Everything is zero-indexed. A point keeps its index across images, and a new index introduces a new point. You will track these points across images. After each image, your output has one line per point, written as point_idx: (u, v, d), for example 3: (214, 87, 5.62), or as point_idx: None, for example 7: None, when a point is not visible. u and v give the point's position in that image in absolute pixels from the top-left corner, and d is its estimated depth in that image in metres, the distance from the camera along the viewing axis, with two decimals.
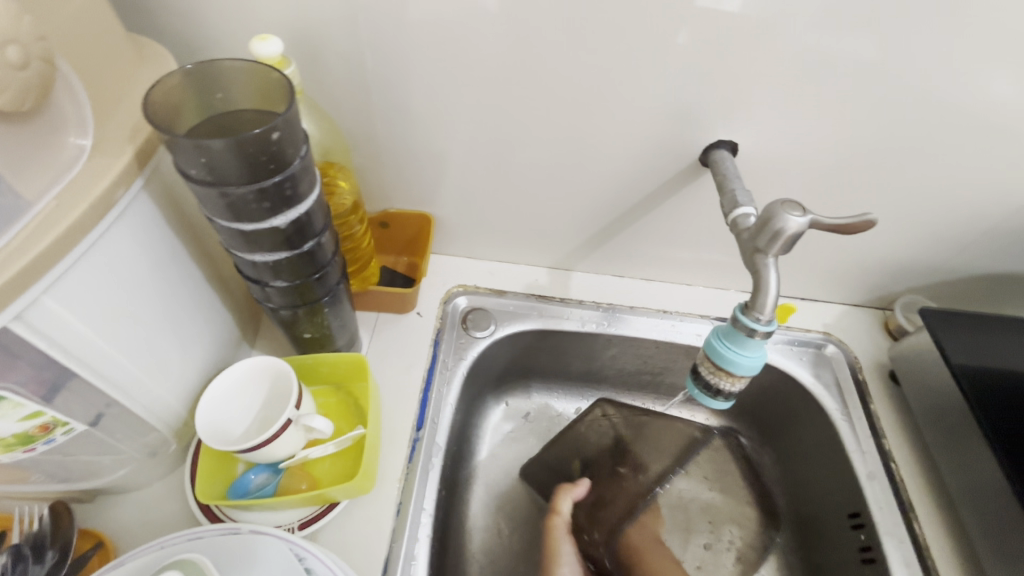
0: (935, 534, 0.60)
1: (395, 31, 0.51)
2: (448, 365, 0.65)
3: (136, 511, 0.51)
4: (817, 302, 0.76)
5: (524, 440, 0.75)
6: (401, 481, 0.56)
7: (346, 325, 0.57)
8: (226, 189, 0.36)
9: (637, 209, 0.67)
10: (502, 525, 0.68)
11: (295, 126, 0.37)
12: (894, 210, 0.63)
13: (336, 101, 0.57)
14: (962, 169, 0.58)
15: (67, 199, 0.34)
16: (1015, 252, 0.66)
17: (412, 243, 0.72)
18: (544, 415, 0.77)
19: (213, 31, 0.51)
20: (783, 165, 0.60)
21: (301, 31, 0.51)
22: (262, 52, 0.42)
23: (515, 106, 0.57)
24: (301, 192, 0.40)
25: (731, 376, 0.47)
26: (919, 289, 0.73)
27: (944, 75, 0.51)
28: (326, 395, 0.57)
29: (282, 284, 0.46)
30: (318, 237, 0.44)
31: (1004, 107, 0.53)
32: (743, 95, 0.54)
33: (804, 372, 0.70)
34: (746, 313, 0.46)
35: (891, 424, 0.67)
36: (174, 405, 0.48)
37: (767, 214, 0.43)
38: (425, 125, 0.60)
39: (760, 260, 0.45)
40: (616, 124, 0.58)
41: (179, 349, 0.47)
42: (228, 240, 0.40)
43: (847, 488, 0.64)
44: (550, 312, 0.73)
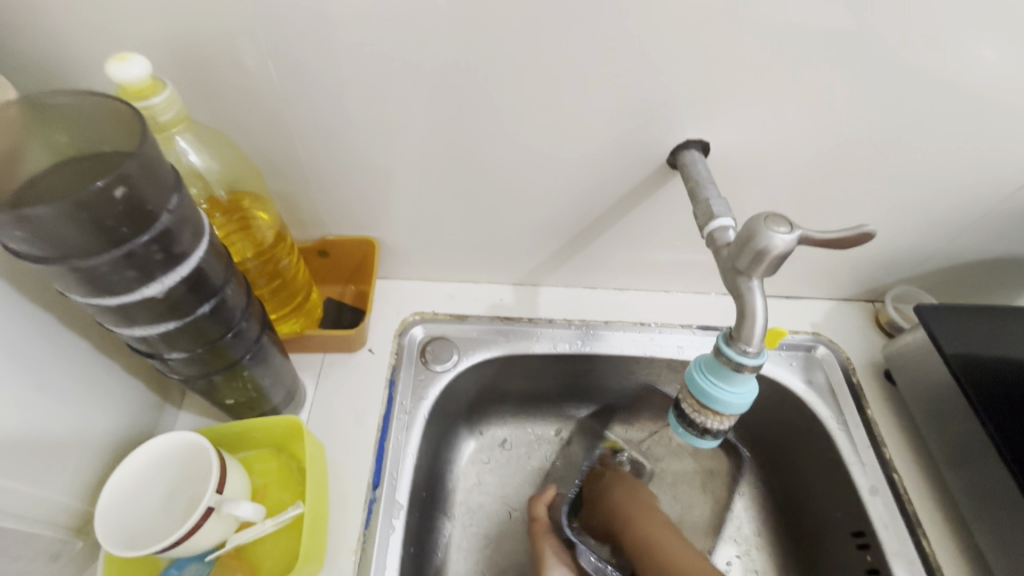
0: (946, 552, 0.55)
1: (304, 38, 0.44)
2: (407, 408, 0.59)
3: None
4: (805, 300, 0.71)
5: (503, 471, 0.68)
6: (357, 552, 0.49)
7: (280, 379, 0.50)
8: (73, 264, 0.28)
9: (605, 217, 0.60)
10: (483, 571, 0.61)
11: (154, 169, 0.30)
12: (882, 200, 0.58)
13: (246, 123, 0.49)
14: (953, 152, 0.53)
15: None
16: (1012, 235, 0.61)
17: (359, 271, 0.64)
18: (524, 442, 0.70)
19: (79, 50, 0.43)
20: (761, 159, 0.54)
21: (186, 44, 0.43)
22: (123, 75, 0.34)
23: (456, 115, 0.50)
24: (182, 250, 0.32)
25: (719, 414, 0.41)
26: (911, 279, 0.68)
27: (929, 51, 0.45)
28: (265, 461, 0.50)
29: (183, 354, 0.38)
30: (219, 294, 0.37)
31: (999, 83, 0.47)
32: (712, 86, 0.48)
33: (796, 378, 0.65)
34: (731, 343, 0.40)
35: (891, 430, 0.62)
36: (72, 502, 0.41)
37: (747, 231, 0.37)
38: (354, 142, 0.52)
39: (743, 284, 0.39)
40: (573, 127, 0.51)
41: (63, 437, 0.39)
42: (97, 316, 0.33)
43: (849, 504, 0.59)
44: (518, 335, 0.66)
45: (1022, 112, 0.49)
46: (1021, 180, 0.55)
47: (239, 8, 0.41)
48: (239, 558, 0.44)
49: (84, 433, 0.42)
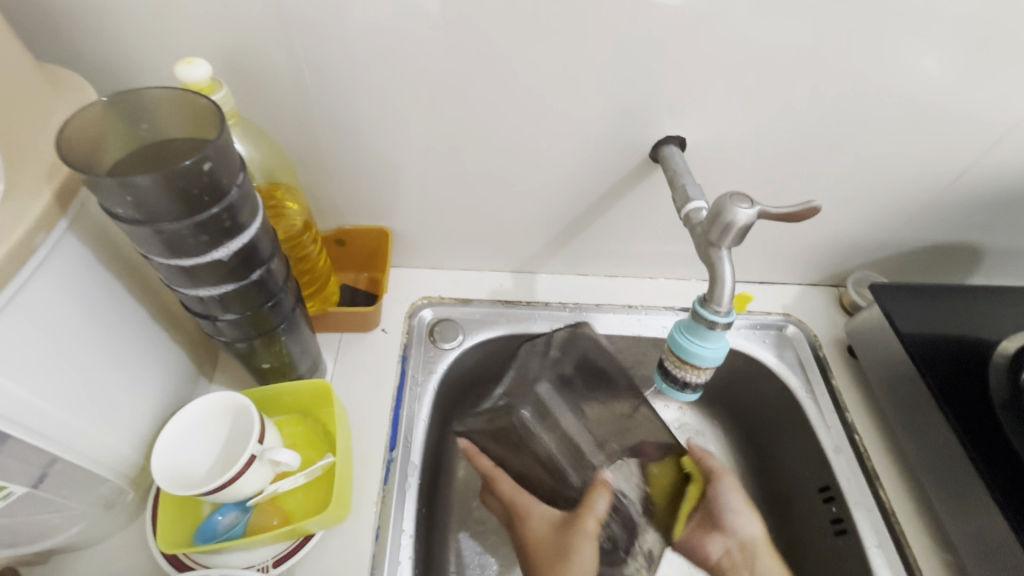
0: (902, 501, 0.61)
1: (331, 45, 0.50)
2: (418, 381, 0.64)
3: (95, 566, 0.48)
4: (776, 285, 0.78)
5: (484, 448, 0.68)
6: (378, 504, 0.54)
7: (308, 351, 0.55)
8: (159, 227, 0.34)
9: (595, 208, 0.67)
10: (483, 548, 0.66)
11: (230, 152, 0.35)
12: (838, 192, 0.66)
13: (279, 121, 0.55)
14: (896, 148, 0.61)
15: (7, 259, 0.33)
16: (953, 222, 0.69)
17: (372, 259, 0.70)
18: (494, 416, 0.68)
19: (136, 58, 0.49)
20: (732, 154, 0.61)
21: (232, 51, 0.49)
22: (189, 76, 0.40)
23: (463, 116, 0.57)
24: (243, 223, 0.38)
25: (697, 368, 0.48)
26: (869, 265, 0.76)
27: (869, 61, 0.53)
28: (293, 425, 0.56)
29: (232, 316, 0.44)
30: (267, 265, 0.42)
31: (928, 85, 0.55)
32: (686, 89, 0.55)
33: (768, 353, 0.72)
34: (705, 305, 0.47)
35: (853, 398, 0.69)
36: (128, 452, 0.46)
37: (717, 208, 0.44)
38: (372, 139, 0.58)
39: (715, 253, 0.45)
40: (565, 125, 0.58)
41: (127, 389, 0.45)
42: (169, 277, 0.38)
43: (817, 464, 0.66)
44: (517, 316, 0.72)
45: (951, 110, 0.57)
46: (956, 171, 0.62)
47: (276, 19, 0.48)
48: (274, 506, 0.50)
49: (140, 392, 0.47)
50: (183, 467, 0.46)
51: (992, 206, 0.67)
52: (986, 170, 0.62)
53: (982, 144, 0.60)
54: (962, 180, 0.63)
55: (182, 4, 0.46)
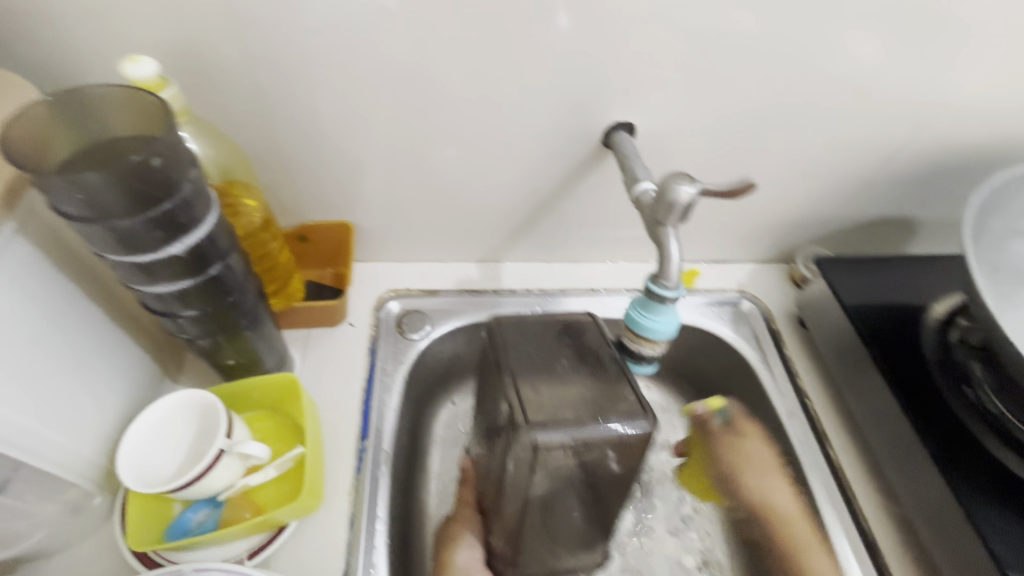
0: (850, 459, 0.65)
1: (281, 40, 0.50)
2: (388, 372, 0.65)
3: (63, 572, 0.47)
4: (731, 264, 0.82)
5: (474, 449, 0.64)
6: (351, 493, 0.55)
7: (274, 346, 0.56)
8: (111, 224, 0.34)
9: (554, 195, 0.69)
10: None
11: (179, 147, 0.36)
12: (782, 172, 0.69)
13: (233, 118, 0.55)
14: (832, 128, 0.64)
15: None
16: (889, 196, 0.73)
17: (336, 254, 0.71)
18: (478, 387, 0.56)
19: (80, 57, 0.48)
20: (681, 138, 0.64)
21: (178, 47, 0.49)
22: (135, 74, 0.40)
23: (417, 108, 0.58)
24: (197, 218, 0.38)
25: (651, 341, 0.50)
26: (816, 241, 0.80)
27: (800, 46, 0.56)
28: (262, 420, 0.56)
29: (193, 312, 0.44)
30: (225, 260, 0.43)
31: (857, 67, 0.59)
32: (633, 76, 0.57)
33: (725, 328, 0.76)
34: (656, 283, 0.49)
35: (805, 366, 0.73)
36: (92, 455, 0.46)
37: (662, 188, 0.46)
38: (328, 134, 0.59)
39: (662, 232, 0.48)
40: (519, 114, 0.60)
41: (88, 391, 0.45)
42: (124, 275, 0.39)
43: (774, 430, 0.69)
44: (484, 305, 0.74)
45: (879, 90, 0.61)
46: (888, 147, 0.67)
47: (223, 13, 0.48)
48: (246, 500, 0.50)
49: (101, 395, 0.47)
50: (150, 467, 0.46)
51: (921, 180, 0.71)
52: (915, 145, 0.67)
53: (910, 121, 0.64)
54: (893, 156, 0.68)
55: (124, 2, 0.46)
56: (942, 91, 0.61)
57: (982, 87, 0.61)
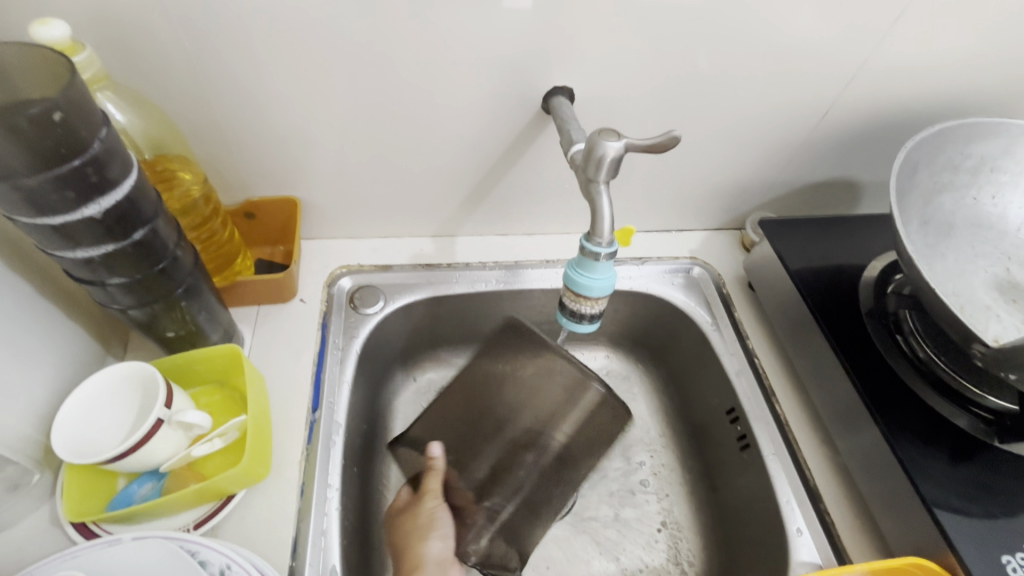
0: (795, 413, 0.67)
1: (205, 7, 0.50)
2: (340, 345, 0.65)
3: (5, 552, 0.47)
4: (683, 232, 0.84)
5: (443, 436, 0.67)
6: (301, 462, 0.56)
7: (217, 319, 0.55)
8: (15, 181, 0.33)
9: (501, 165, 0.69)
10: None
11: (84, 104, 0.36)
12: (724, 137, 0.70)
13: (163, 90, 0.54)
14: (769, 92, 0.65)
15: None
16: (829, 159, 0.75)
17: (286, 231, 0.70)
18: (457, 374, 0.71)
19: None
20: (622, 103, 0.64)
21: (99, 18, 0.48)
22: (45, 36, 0.39)
23: (353, 78, 0.57)
24: (113, 177, 0.38)
25: (589, 299, 0.52)
26: (764, 206, 0.82)
27: (731, 8, 0.57)
28: (209, 394, 0.56)
29: (121, 280, 0.43)
30: (151, 224, 0.42)
31: (789, 28, 0.59)
32: (569, 40, 0.58)
33: (676, 294, 0.77)
34: (590, 240, 0.50)
35: (754, 327, 0.75)
36: (28, 431, 0.46)
37: (589, 145, 0.47)
38: (266, 106, 0.58)
39: (594, 188, 0.49)
40: (458, 82, 0.60)
41: (19, 366, 0.45)
42: (42, 240, 0.38)
43: (724, 389, 0.71)
44: (438, 278, 0.74)
45: (812, 51, 0.62)
46: (824, 109, 0.68)
47: None
48: (191, 472, 0.50)
49: (35, 372, 0.46)
50: (87, 440, 0.46)
51: (859, 141, 0.73)
52: (849, 107, 0.68)
53: (842, 81, 0.65)
54: (830, 118, 0.69)
55: None
56: (871, 51, 0.62)
57: (910, 46, 0.62)
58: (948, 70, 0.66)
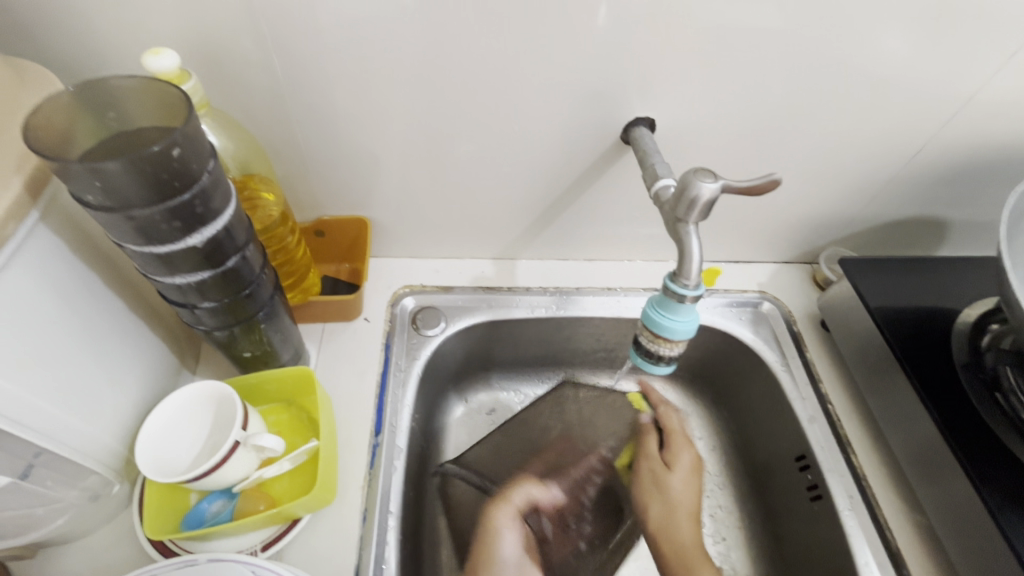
0: (873, 466, 0.63)
1: (298, 29, 0.50)
2: (402, 367, 0.65)
3: (82, 559, 0.48)
4: (751, 264, 0.80)
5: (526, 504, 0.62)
6: (364, 488, 0.55)
7: (289, 340, 0.56)
8: (130, 213, 0.34)
9: (571, 192, 0.68)
10: None
11: (198, 136, 0.36)
12: (806, 170, 0.67)
13: (252, 110, 0.56)
14: (860, 126, 0.62)
15: None
16: (916, 196, 0.71)
17: (352, 249, 0.71)
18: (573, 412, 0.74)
19: (107, 53, 0.49)
20: (702, 135, 0.63)
21: (201, 42, 0.50)
22: (157, 66, 0.40)
23: (434, 104, 0.58)
24: (215, 208, 0.39)
25: (669, 341, 0.50)
26: (840, 241, 0.78)
27: (830, 43, 0.55)
28: (277, 413, 0.56)
29: (210, 304, 0.44)
30: (242, 251, 0.43)
31: (888, 62, 0.56)
32: (655, 69, 0.56)
33: (744, 329, 0.74)
34: (674, 280, 0.48)
35: (827, 370, 0.71)
36: (112, 442, 0.47)
37: (682, 184, 0.45)
38: (347, 128, 0.59)
39: (682, 229, 0.47)
40: (538, 111, 0.59)
41: (110, 381, 0.46)
42: (144, 266, 0.39)
43: (793, 435, 0.68)
44: (499, 302, 0.73)
45: (911, 86, 0.58)
46: (917, 145, 0.64)
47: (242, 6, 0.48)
48: (260, 493, 0.51)
49: (123, 386, 0.47)
50: (168, 457, 0.47)
51: (952, 180, 0.69)
52: (945, 143, 0.64)
53: (942, 118, 0.62)
54: (924, 154, 0.65)
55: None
56: (979, 87, 0.58)
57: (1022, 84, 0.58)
58: None
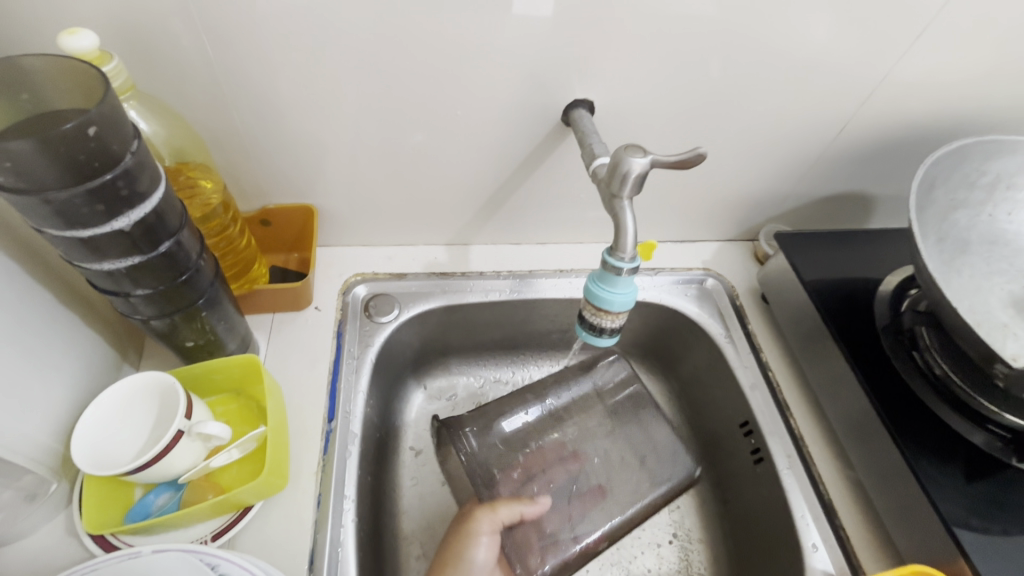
0: (809, 427, 0.67)
1: (226, 14, 0.49)
2: (355, 354, 0.65)
3: (20, 563, 0.47)
4: (696, 243, 0.84)
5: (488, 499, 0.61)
6: (318, 473, 0.55)
7: (234, 329, 0.55)
8: (48, 195, 0.33)
9: (519, 175, 0.69)
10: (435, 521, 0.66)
11: (116, 116, 0.35)
12: (740, 150, 0.70)
13: (185, 97, 0.54)
14: (787, 106, 0.66)
15: None
16: (844, 172, 0.75)
17: (301, 237, 0.70)
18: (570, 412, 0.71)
19: (24, 36, 0.47)
20: (641, 117, 0.65)
21: (123, 24, 0.48)
22: (74, 47, 0.39)
23: (375, 89, 0.57)
24: (142, 191, 0.38)
25: (610, 314, 0.52)
26: (777, 218, 0.82)
27: (754, 26, 0.57)
28: (225, 404, 0.56)
29: (145, 291, 0.43)
30: (176, 236, 0.42)
31: (810, 45, 0.59)
32: (591, 53, 0.57)
33: (690, 305, 0.77)
34: (612, 254, 0.50)
35: (767, 340, 0.75)
36: (46, 440, 0.45)
37: (615, 161, 0.47)
38: (287, 114, 0.58)
39: (618, 205, 0.48)
40: (480, 95, 0.60)
41: (39, 377, 0.44)
42: (70, 253, 0.38)
43: (738, 403, 0.71)
44: (452, 287, 0.74)
45: (830, 67, 0.62)
46: (840, 123, 0.68)
47: None
48: (209, 483, 0.50)
49: (55, 382, 0.46)
50: (107, 450, 0.46)
51: (874, 156, 0.73)
52: (865, 122, 0.69)
53: (861, 98, 0.66)
54: (847, 133, 0.70)
55: None
56: (890, 69, 0.63)
57: (930, 63, 0.62)
58: (966, 89, 0.66)
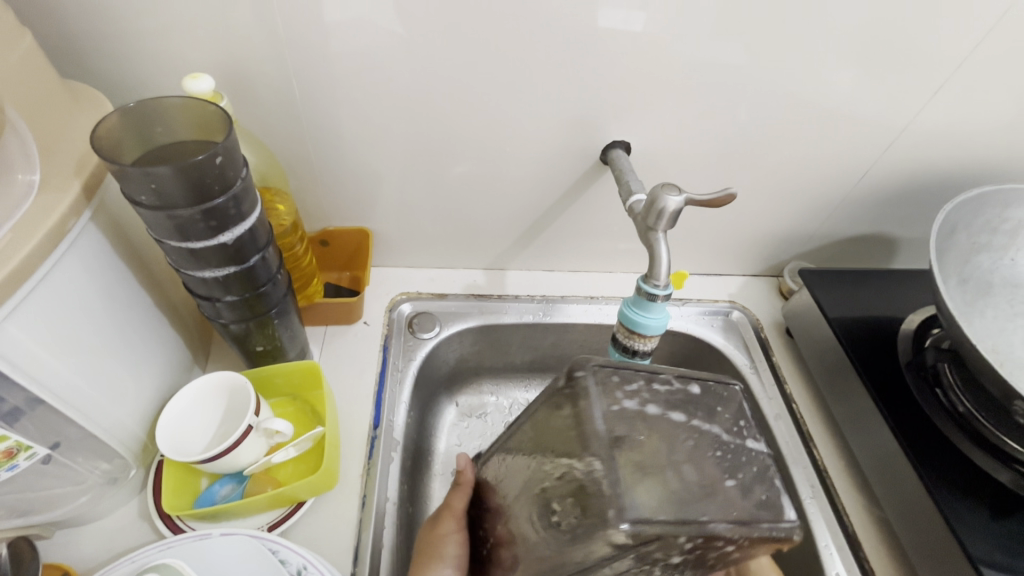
0: (832, 460, 0.69)
1: (315, 61, 0.57)
2: (399, 367, 0.70)
3: (98, 541, 0.51)
4: (722, 276, 0.87)
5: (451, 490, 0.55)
6: (363, 476, 0.59)
7: (296, 338, 0.61)
8: (174, 212, 0.40)
9: (557, 206, 0.75)
10: None
11: (235, 148, 0.42)
12: (767, 190, 0.75)
13: (269, 129, 0.62)
14: (814, 151, 0.70)
15: (44, 242, 0.38)
16: (868, 214, 0.79)
17: (353, 258, 0.77)
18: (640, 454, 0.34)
19: (146, 77, 0.56)
20: (673, 158, 0.70)
21: (229, 67, 0.56)
22: (196, 89, 0.46)
23: (434, 126, 0.64)
24: (244, 212, 0.44)
25: (643, 337, 0.55)
26: (802, 255, 0.85)
27: (781, 80, 0.63)
28: (283, 406, 0.61)
29: (231, 298, 0.49)
30: (263, 252, 0.48)
31: (835, 94, 0.64)
32: (631, 100, 0.63)
33: (716, 335, 0.80)
34: (647, 281, 0.54)
35: (792, 373, 0.77)
36: (134, 428, 0.51)
37: (652, 197, 0.52)
38: (355, 147, 0.65)
39: (653, 237, 0.53)
40: (527, 134, 0.66)
41: (133, 371, 0.50)
42: (180, 261, 0.44)
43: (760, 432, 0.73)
44: (489, 308, 0.79)
45: (854, 116, 0.67)
46: (864, 167, 0.72)
47: (268, 39, 0.54)
48: (268, 477, 0.55)
49: (145, 375, 0.52)
50: (184, 441, 0.51)
51: (898, 200, 0.77)
52: (888, 167, 0.73)
53: (884, 145, 0.70)
54: (868, 178, 0.74)
55: (185, 29, 0.53)
56: (912, 119, 0.67)
57: (951, 115, 0.66)
58: (986, 140, 0.70)
